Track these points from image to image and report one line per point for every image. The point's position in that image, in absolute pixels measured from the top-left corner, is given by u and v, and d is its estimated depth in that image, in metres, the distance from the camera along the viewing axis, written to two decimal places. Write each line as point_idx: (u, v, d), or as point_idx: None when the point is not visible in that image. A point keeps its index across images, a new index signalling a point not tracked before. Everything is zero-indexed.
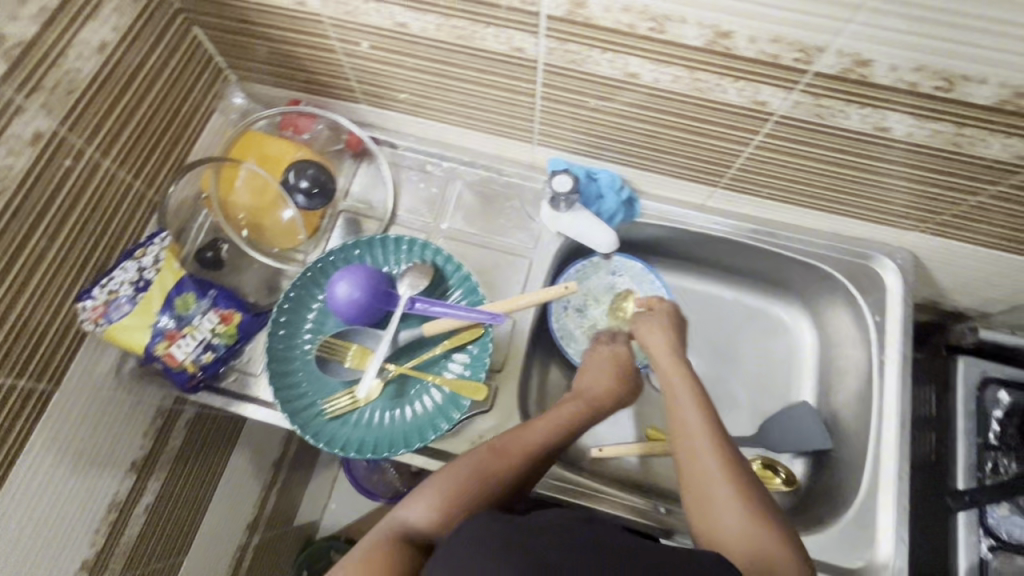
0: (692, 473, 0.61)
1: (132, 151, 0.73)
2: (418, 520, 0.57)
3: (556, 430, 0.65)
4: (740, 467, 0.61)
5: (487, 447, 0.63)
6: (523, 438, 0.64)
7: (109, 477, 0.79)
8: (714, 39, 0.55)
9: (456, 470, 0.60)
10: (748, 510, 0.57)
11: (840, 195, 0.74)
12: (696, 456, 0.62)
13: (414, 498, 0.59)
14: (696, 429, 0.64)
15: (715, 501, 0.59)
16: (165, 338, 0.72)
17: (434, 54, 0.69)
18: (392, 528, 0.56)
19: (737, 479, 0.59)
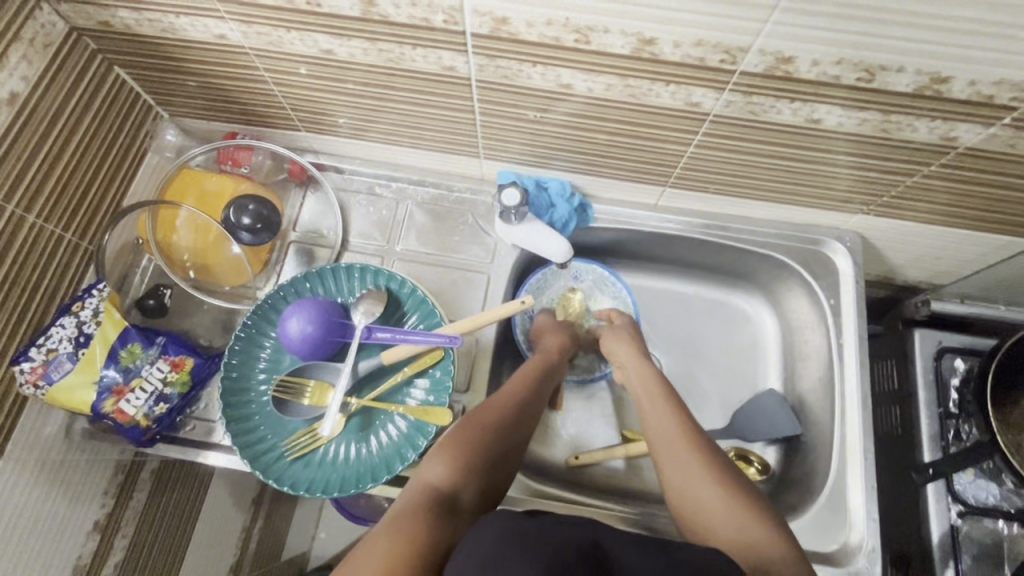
0: (674, 467, 0.62)
1: (60, 200, 0.70)
2: (439, 483, 0.55)
3: (528, 426, 0.66)
4: (718, 457, 0.62)
5: (474, 418, 0.63)
6: (500, 407, 0.65)
7: (70, 541, 0.75)
8: (640, 46, 0.55)
9: (460, 438, 0.60)
10: (729, 488, 0.58)
11: (784, 186, 0.75)
12: (676, 451, 0.63)
13: (429, 465, 0.57)
14: (670, 429, 0.65)
15: (700, 492, 0.58)
16: (113, 394, 0.68)
17: (366, 78, 0.68)
18: (419, 492, 0.54)
19: (711, 461, 0.61)
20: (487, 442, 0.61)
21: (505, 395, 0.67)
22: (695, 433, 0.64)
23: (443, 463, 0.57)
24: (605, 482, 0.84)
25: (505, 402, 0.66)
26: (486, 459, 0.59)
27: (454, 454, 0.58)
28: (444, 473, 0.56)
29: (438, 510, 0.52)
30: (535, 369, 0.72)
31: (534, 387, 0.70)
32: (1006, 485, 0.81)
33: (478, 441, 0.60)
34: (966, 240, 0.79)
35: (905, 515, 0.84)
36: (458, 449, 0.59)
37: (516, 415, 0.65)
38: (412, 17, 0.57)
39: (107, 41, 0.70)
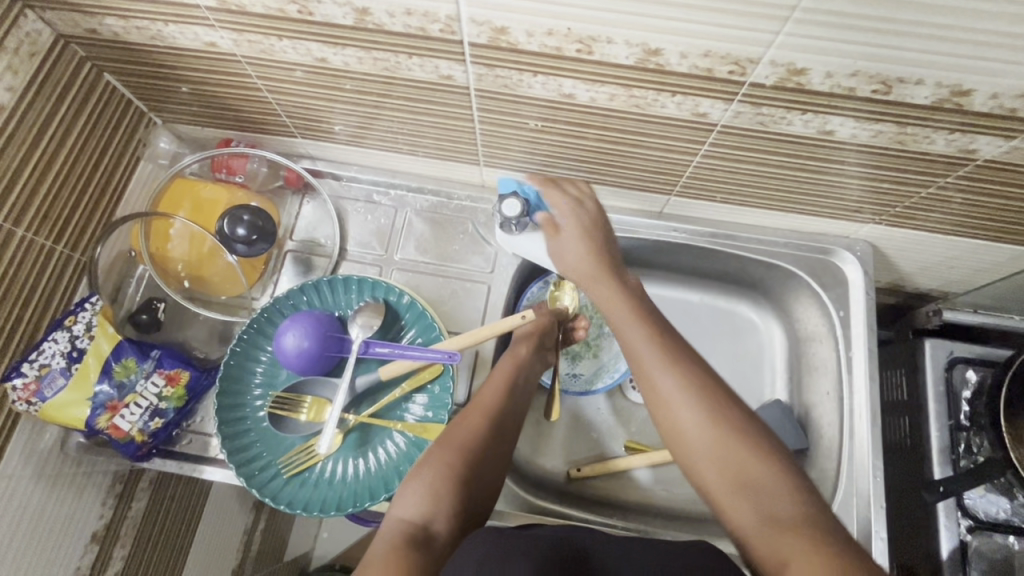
0: (670, 426, 0.56)
1: (51, 212, 0.69)
2: (416, 518, 0.55)
3: (501, 425, 0.65)
4: (717, 405, 0.55)
5: (448, 438, 0.62)
6: (473, 420, 0.64)
7: (67, 554, 0.74)
8: (645, 57, 0.53)
9: (434, 462, 0.60)
10: (730, 437, 0.53)
11: (794, 196, 0.73)
12: (671, 409, 0.55)
13: (404, 499, 0.57)
14: (657, 371, 0.57)
15: (700, 453, 0.53)
16: (107, 409, 0.67)
17: (362, 86, 0.66)
18: (398, 529, 0.54)
19: (708, 407, 0.54)
20: (463, 461, 0.60)
21: (478, 405, 0.66)
22: (687, 377, 0.56)
23: (418, 496, 0.57)
24: (609, 495, 0.83)
25: (477, 414, 0.65)
26: (465, 480, 0.59)
27: (430, 483, 0.58)
28: (421, 505, 0.56)
29: (419, 547, 0.52)
30: (507, 371, 0.70)
31: (506, 391, 0.68)
32: (1017, 500, 0.78)
33: (453, 463, 0.60)
34: (981, 250, 0.76)
35: (913, 530, 0.82)
36: (433, 476, 0.58)
37: (489, 424, 0.64)
38: (408, 26, 0.55)
39: (95, 48, 0.68)
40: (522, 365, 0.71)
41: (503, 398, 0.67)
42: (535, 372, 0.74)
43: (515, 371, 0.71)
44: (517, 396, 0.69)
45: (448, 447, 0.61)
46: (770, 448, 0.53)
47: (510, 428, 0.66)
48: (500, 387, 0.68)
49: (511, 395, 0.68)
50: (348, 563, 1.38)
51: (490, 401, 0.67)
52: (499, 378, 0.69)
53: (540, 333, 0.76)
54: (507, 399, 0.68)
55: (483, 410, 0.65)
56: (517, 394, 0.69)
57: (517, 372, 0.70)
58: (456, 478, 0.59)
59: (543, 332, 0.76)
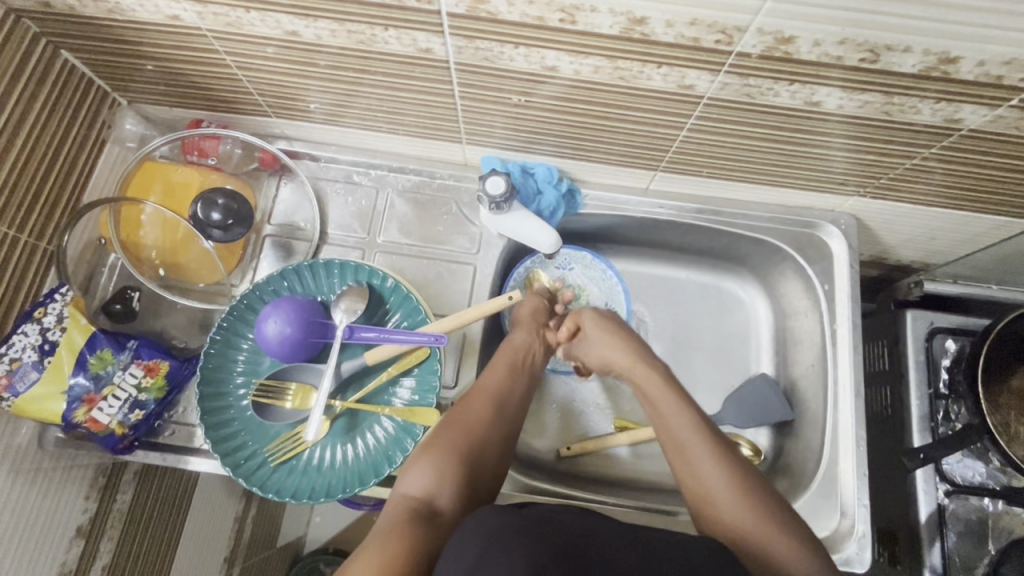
0: (695, 490, 0.61)
1: (11, 199, 0.65)
2: (419, 492, 0.58)
3: (502, 403, 0.67)
4: (741, 474, 0.61)
5: (452, 416, 0.64)
6: (475, 399, 0.66)
7: (52, 548, 0.73)
8: (629, 26, 0.51)
9: (438, 440, 0.62)
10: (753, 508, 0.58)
11: (780, 170, 0.72)
12: (694, 471, 0.62)
13: (409, 477, 0.60)
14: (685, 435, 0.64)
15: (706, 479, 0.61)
16: (84, 403, 0.65)
17: (336, 61, 0.63)
18: (402, 504, 0.57)
19: (735, 476, 0.60)
20: (466, 441, 0.62)
21: (482, 387, 0.68)
22: (715, 445, 0.63)
23: (423, 473, 0.60)
24: (599, 472, 0.84)
25: (481, 395, 0.67)
26: (467, 460, 0.61)
27: (434, 461, 0.60)
28: (426, 481, 0.59)
29: (421, 520, 0.55)
30: (507, 356, 0.72)
31: (506, 373, 0.71)
32: (993, 464, 0.81)
33: (456, 443, 0.62)
34: (963, 220, 0.77)
35: (895, 497, 0.84)
36: (437, 452, 0.61)
37: (489, 403, 0.66)
38: None
39: (50, 23, 0.64)
40: (518, 349, 0.74)
41: (506, 380, 0.70)
42: (536, 353, 0.76)
43: (517, 355, 0.73)
44: (519, 378, 0.71)
45: (449, 423, 0.64)
46: (794, 522, 0.58)
47: (512, 408, 0.69)
48: (501, 367, 0.71)
49: (512, 378, 0.70)
50: (343, 547, 1.40)
51: (494, 384, 0.68)
52: (500, 363, 0.71)
53: (534, 317, 0.78)
54: (508, 381, 0.70)
55: (487, 393, 0.67)
56: (518, 375, 0.72)
57: (514, 356, 0.73)
58: (460, 455, 0.61)
59: (535, 314, 0.78)
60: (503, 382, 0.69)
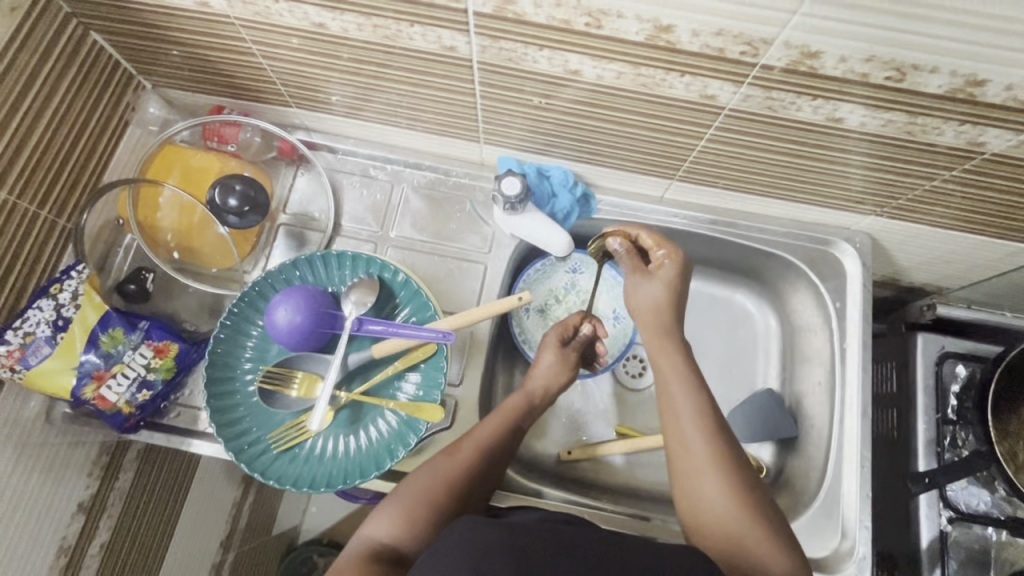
0: (685, 471, 0.60)
1: (31, 177, 0.66)
2: (384, 536, 0.57)
3: (491, 453, 0.64)
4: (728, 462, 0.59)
5: (434, 462, 0.63)
6: (464, 448, 0.64)
7: (53, 522, 0.74)
8: (655, 33, 0.51)
9: (413, 485, 0.60)
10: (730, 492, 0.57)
11: (796, 185, 0.72)
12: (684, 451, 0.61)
13: (378, 518, 0.59)
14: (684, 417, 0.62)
15: (696, 472, 0.59)
16: (93, 379, 0.66)
17: (360, 54, 0.63)
18: (363, 549, 0.56)
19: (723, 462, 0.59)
20: (442, 489, 0.60)
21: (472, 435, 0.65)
22: (711, 435, 0.60)
23: (390, 517, 0.58)
24: (600, 478, 0.84)
25: (468, 442, 0.64)
26: (439, 506, 0.59)
27: (403, 505, 0.59)
28: (392, 525, 0.58)
29: (380, 566, 0.54)
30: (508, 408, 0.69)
31: (504, 420, 0.67)
32: (998, 493, 0.79)
33: (430, 488, 0.60)
34: (980, 245, 0.76)
35: (896, 521, 0.83)
36: (409, 498, 0.59)
37: (475, 452, 0.64)
38: None
39: (82, 4, 0.65)
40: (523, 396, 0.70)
41: (498, 431, 0.66)
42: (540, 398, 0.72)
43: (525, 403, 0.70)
44: (516, 427, 0.68)
45: (430, 467, 0.62)
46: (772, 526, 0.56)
47: (500, 459, 0.65)
48: (499, 416, 0.68)
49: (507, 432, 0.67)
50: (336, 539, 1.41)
51: (486, 431, 0.66)
52: (500, 411, 0.68)
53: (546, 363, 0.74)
54: (500, 432, 0.66)
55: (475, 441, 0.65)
56: (515, 424, 0.68)
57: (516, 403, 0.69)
58: (432, 501, 0.59)
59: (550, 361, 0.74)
60: (495, 433, 0.66)
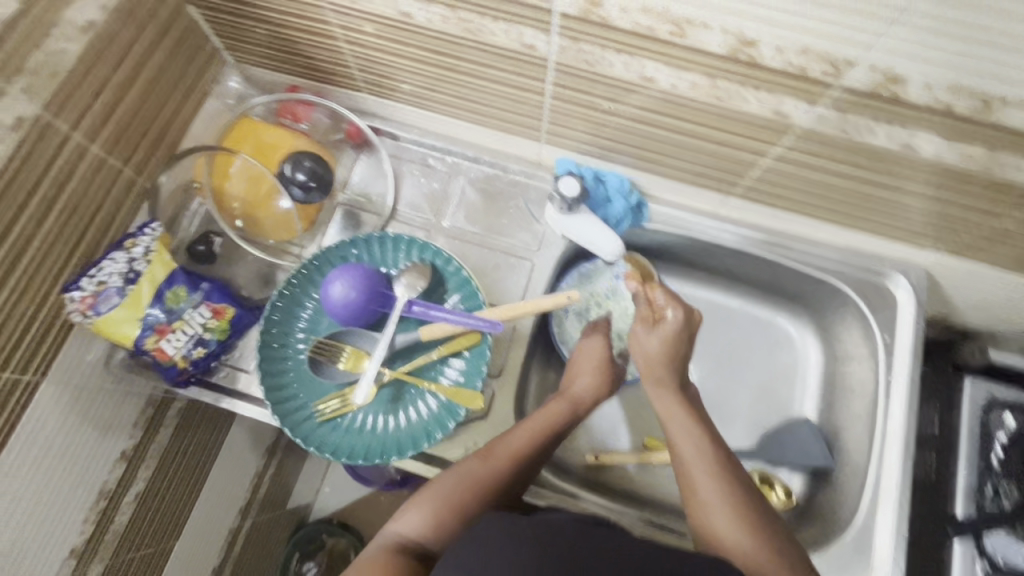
0: (694, 494, 0.60)
1: (120, 135, 0.70)
2: (412, 532, 0.58)
3: (523, 462, 0.64)
4: (737, 487, 0.60)
5: (466, 463, 0.63)
6: (497, 453, 0.64)
7: (97, 466, 0.77)
8: (738, 47, 0.52)
9: (444, 484, 0.61)
10: (739, 515, 0.58)
11: (857, 212, 0.71)
12: (693, 477, 0.61)
13: (407, 513, 0.59)
14: (691, 446, 0.64)
15: (704, 493, 0.60)
16: (155, 332, 0.70)
17: (440, 46, 0.66)
18: (391, 542, 0.57)
19: (732, 487, 0.60)
20: (472, 493, 0.60)
21: (505, 440, 0.65)
22: (719, 463, 0.62)
23: (420, 513, 0.59)
24: (624, 485, 0.84)
25: (501, 447, 0.64)
26: (467, 506, 0.60)
27: (433, 503, 0.59)
28: (421, 522, 0.59)
29: (406, 559, 0.55)
30: (547, 414, 0.68)
31: (540, 431, 0.66)
32: None
33: (458, 490, 0.60)
34: None
35: None
36: (439, 497, 0.60)
37: (507, 460, 0.63)
38: None
39: None
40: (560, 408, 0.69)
41: (533, 439, 0.65)
42: (575, 412, 0.71)
43: (566, 412, 0.70)
44: (551, 439, 0.67)
45: (462, 466, 0.63)
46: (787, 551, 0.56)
47: (530, 469, 0.65)
48: (534, 425, 0.67)
49: (547, 437, 0.67)
50: (346, 520, 1.43)
51: (520, 438, 0.65)
52: (535, 420, 0.67)
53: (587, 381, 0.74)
54: (535, 441, 0.65)
55: (508, 446, 0.64)
56: (550, 436, 0.67)
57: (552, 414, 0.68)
58: (460, 504, 0.60)
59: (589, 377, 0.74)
60: (529, 441, 0.65)
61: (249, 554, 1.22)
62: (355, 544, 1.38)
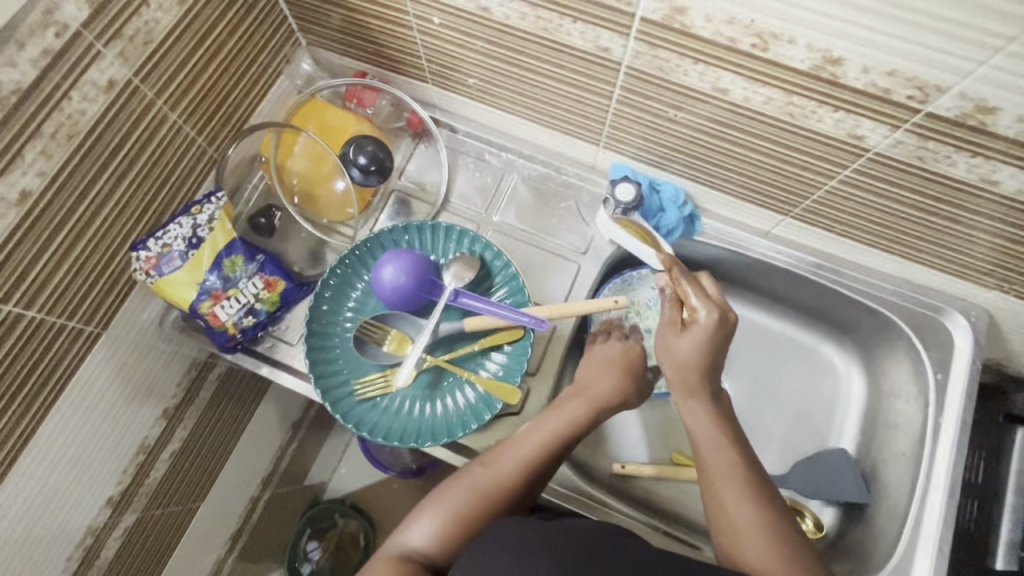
0: (719, 508, 0.58)
1: (197, 105, 0.73)
2: (416, 541, 0.58)
3: (530, 468, 0.62)
4: (764, 503, 0.58)
5: (471, 469, 0.62)
6: (502, 459, 0.62)
7: (139, 420, 0.81)
8: (822, 64, 0.51)
9: (449, 491, 0.60)
10: (765, 532, 0.56)
11: (921, 245, 0.69)
12: (718, 490, 0.59)
13: (412, 522, 0.59)
14: (716, 459, 0.61)
15: (730, 507, 0.58)
16: (211, 297, 0.72)
17: (514, 43, 0.66)
18: (396, 550, 0.57)
19: (760, 503, 0.57)
20: (476, 501, 0.60)
21: (512, 445, 0.63)
22: (747, 476, 0.59)
23: (424, 521, 0.59)
24: (649, 497, 0.83)
25: (507, 453, 0.62)
26: (472, 514, 0.59)
27: (437, 512, 0.59)
28: (425, 530, 0.58)
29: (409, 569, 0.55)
30: (556, 419, 0.65)
31: (548, 437, 0.63)
32: None
33: (463, 497, 0.60)
34: None
35: None
36: (442, 506, 0.60)
37: (513, 467, 0.61)
38: None
39: None
40: (569, 414, 0.65)
41: (541, 445, 0.63)
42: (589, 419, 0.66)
43: (579, 417, 0.65)
44: (560, 445, 0.64)
45: (467, 472, 0.62)
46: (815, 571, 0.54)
47: (539, 476, 0.63)
48: (542, 430, 0.64)
49: (553, 447, 0.63)
50: (359, 503, 1.45)
51: (526, 444, 0.63)
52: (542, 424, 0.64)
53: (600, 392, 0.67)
54: (544, 447, 0.63)
55: (514, 453, 0.62)
56: (559, 443, 0.64)
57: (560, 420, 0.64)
58: (463, 512, 0.59)
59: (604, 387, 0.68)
60: (536, 447, 0.63)
61: (266, 524, 1.25)
62: (365, 526, 1.39)
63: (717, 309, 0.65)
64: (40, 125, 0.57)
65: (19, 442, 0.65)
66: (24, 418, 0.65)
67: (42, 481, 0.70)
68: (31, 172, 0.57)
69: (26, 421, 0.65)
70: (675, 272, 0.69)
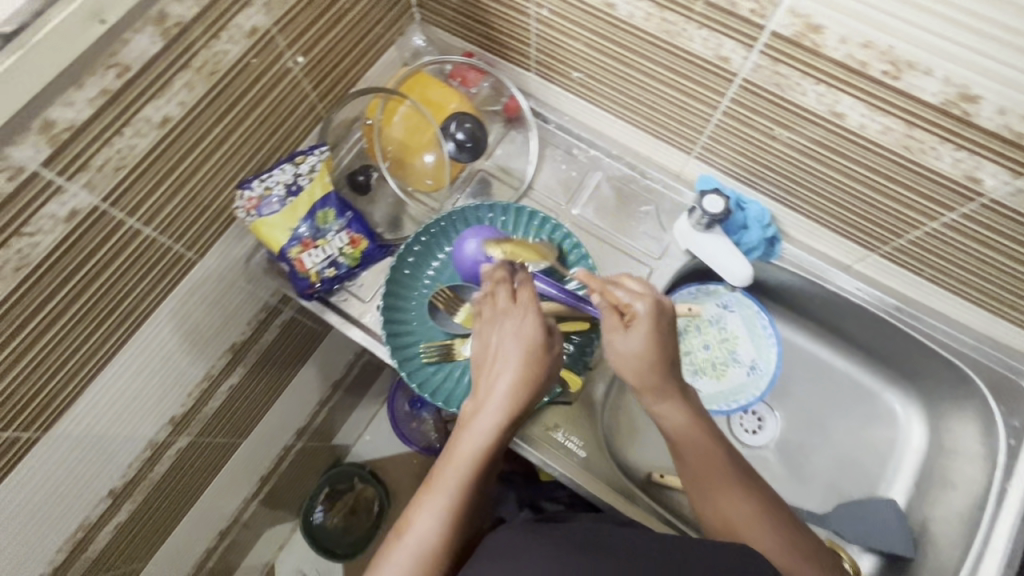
0: (704, 494, 0.65)
1: (317, 63, 0.76)
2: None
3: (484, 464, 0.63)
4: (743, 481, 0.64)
5: (434, 484, 0.62)
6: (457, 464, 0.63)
7: (210, 349, 0.86)
8: (955, 100, 0.50)
9: (422, 512, 0.61)
10: (750, 508, 0.62)
11: (1015, 303, 0.67)
12: (699, 477, 0.65)
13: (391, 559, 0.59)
14: (690, 451, 0.66)
15: (715, 491, 0.64)
16: (300, 244, 0.76)
17: (630, 42, 0.67)
18: None
19: (740, 481, 0.64)
20: (448, 515, 0.60)
21: (463, 449, 0.63)
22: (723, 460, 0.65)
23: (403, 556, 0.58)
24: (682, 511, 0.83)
25: (460, 457, 0.63)
26: (449, 529, 0.60)
27: (415, 541, 0.59)
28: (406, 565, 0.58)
29: None
30: (493, 417, 0.64)
31: (490, 433, 0.64)
32: None
33: (435, 517, 0.60)
34: None
35: None
36: (417, 534, 0.59)
37: (470, 468, 0.62)
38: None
39: None
40: (497, 412, 0.64)
41: (487, 439, 0.64)
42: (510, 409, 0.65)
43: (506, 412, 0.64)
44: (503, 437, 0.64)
45: (431, 488, 0.62)
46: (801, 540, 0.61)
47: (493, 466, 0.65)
48: (481, 428, 0.64)
49: (499, 437, 0.64)
50: (378, 471, 1.49)
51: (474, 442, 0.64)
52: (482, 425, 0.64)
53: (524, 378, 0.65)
54: (491, 443, 0.64)
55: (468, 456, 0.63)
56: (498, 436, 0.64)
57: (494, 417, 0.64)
58: (440, 533, 0.59)
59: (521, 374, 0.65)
60: (484, 444, 0.63)
61: (293, 471, 1.31)
62: (380, 495, 1.42)
63: (653, 300, 0.66)
64: (189, 59, 0.60)
65: (111, 349, 0.70)
66: (120, 327, 0.70)
67: (122, 389, 0.75)
68: (174, 101, 0.61)
69: (121, 330, 0.70)
70: (595, 278, 0.66)
